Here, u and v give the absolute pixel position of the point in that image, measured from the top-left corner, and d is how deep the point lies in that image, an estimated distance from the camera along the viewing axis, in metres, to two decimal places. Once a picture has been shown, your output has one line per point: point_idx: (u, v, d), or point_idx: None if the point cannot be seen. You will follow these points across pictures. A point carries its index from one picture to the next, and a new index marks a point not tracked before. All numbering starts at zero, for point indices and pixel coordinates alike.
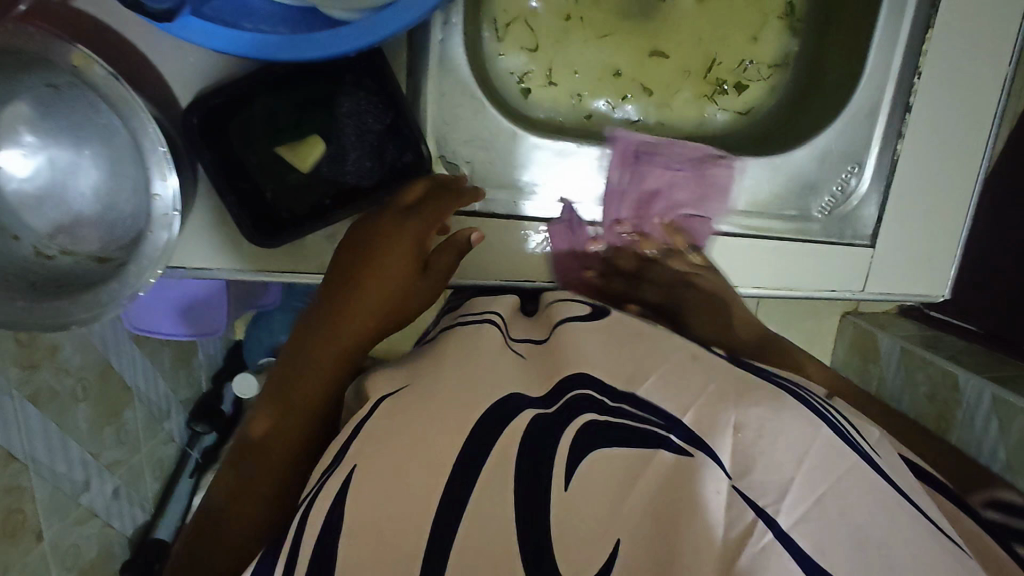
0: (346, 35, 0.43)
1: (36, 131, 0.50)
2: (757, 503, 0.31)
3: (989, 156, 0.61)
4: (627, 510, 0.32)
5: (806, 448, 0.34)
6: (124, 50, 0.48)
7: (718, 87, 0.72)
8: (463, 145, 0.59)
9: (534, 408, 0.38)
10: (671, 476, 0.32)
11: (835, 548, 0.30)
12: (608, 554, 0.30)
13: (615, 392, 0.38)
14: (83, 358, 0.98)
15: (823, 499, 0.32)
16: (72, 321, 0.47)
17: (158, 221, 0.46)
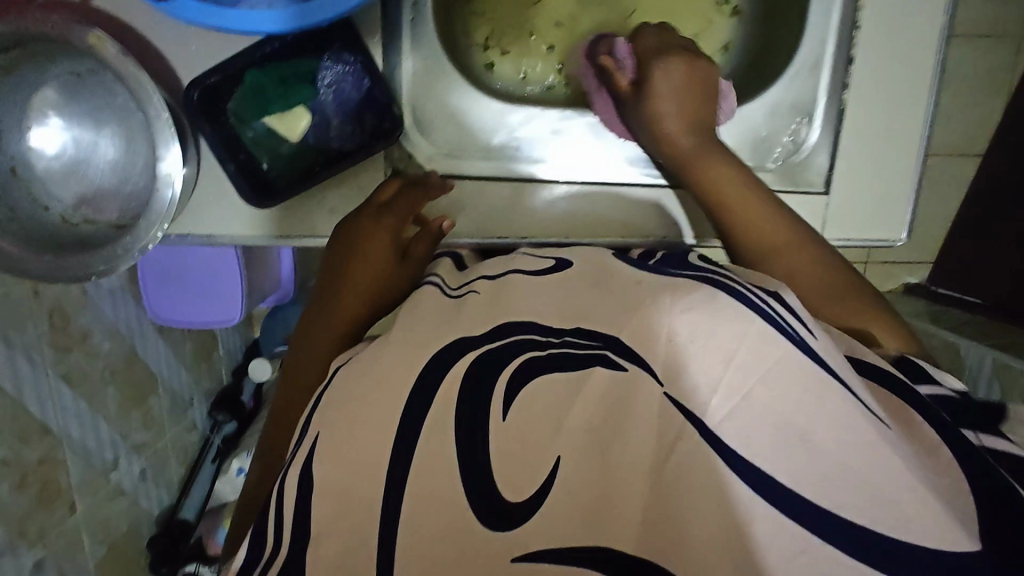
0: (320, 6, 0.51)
1: (62, 114, 0.58)
2: (685, 406, 0.36)
3: (934, 101, 0.64)
4: (568, 428, 0.39)
5: (738, 344, 0.37)
6: (138, 40, 0.56)
7: None
8: (441, 120, 0.64)
9: (483, 343, 0.43)
10: (609, 389, 0.39)
11: (762, 442, 0.35)
12: (548, 470, 0.38)
13: (552, 329, 0.43)
14: (111, 345, 1.06)
15: (750, 395, 0.36)
16: (94, 272, 0.54)
17: (163, 180, 0.52)
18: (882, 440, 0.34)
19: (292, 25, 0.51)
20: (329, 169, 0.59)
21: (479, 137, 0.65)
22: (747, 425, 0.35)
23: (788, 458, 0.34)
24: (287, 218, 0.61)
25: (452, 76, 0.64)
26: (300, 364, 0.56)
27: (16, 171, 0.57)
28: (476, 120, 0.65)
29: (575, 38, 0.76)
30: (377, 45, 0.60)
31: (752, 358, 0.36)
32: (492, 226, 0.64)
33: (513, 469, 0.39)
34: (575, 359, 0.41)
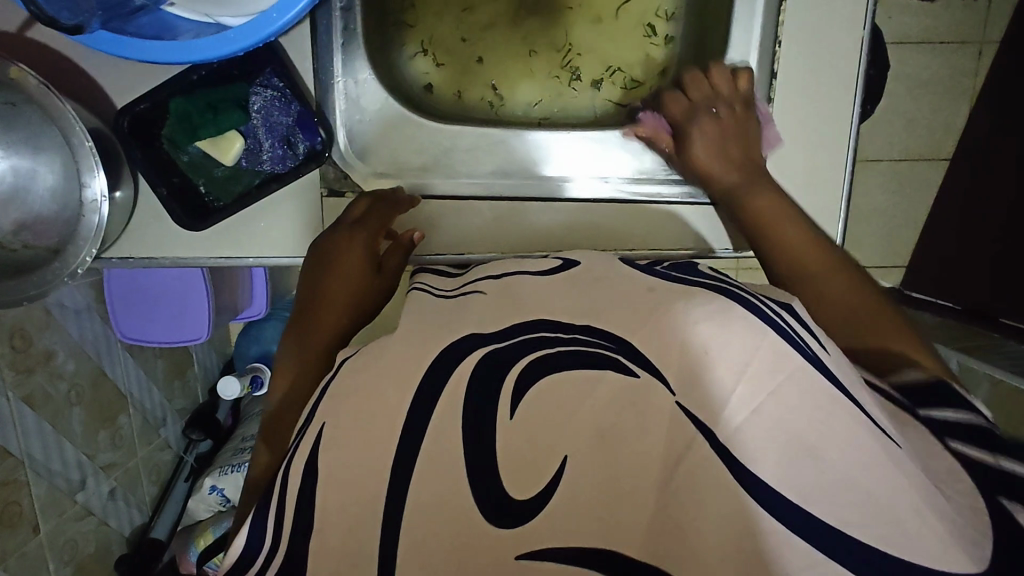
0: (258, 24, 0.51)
1: (0, 144, 0.60)
2: (699, 416, 0.37)
3: (858, 113, 0.65)
4: (573, 430, 0.38)
5: (749, 358, 0.37)
6: (71, 71, 0.58)
7: (572, 75, 0.79)
8: (408, 158, 0.67)
9: (489, 344, 0.42)
10: (623, 391, 0.38)
11: (765, 451, 0.35)
12: (557, 467, 0.37)
13: (562, 325, 0.43)
14: (77, 366, 1.07)
15: (761, 406, 0.36)
16: (26, 298, 0.55)
17: (89, 206, 0.53)
18: (884, 454, 0.35)
19: (226, 55, 0.52)
20: (262, 190, 0.60)
21: (454, 166, 0.67)
22: (760, 440, 0.35)
23: (796, 474, 0.34)
24: (224, 238, 0.62)
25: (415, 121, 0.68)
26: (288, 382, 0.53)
27: None
28: (451, 154, 0.68)
29: (507, 55, 0.78)
30: (308, 69, 0.62)
31: (764, 373, 0.37)
32: (488, 239, 0.66)
33: (518, 466, 0.37)
34: (580, 354, 0.40)
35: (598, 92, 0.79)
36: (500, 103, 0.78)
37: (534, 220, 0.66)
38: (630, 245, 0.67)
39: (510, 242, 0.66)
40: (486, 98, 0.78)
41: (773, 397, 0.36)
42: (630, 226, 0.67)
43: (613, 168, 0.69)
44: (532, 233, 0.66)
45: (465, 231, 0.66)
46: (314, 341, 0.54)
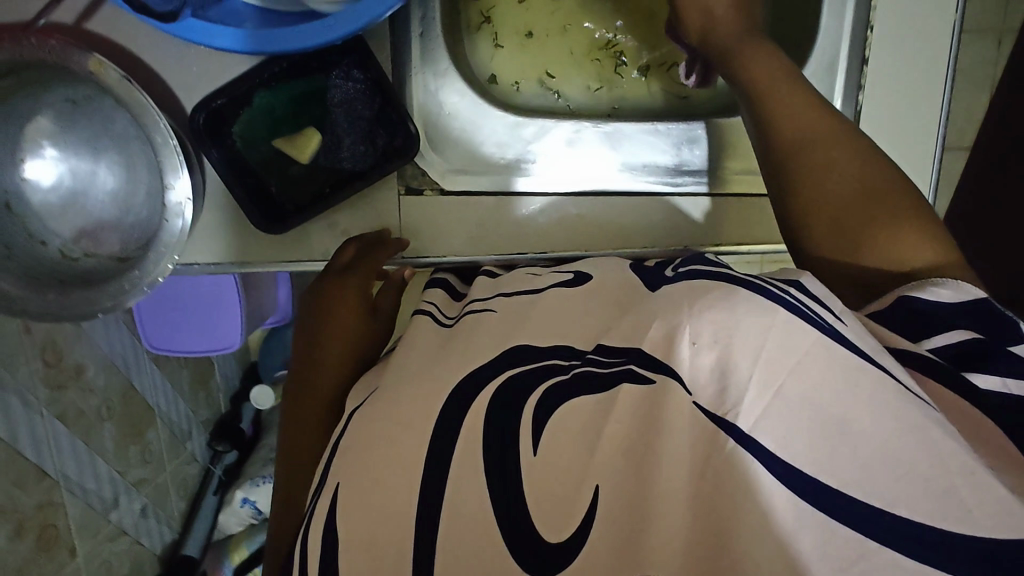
0: (329, 25, 0.46)
1: (58, 144, 0.55)
2: (718, 413, 0.32)
3: (949, 99, 0.63)
4: (599, 457, 0.35)
5: (762, 337, 0.33)
6: (136, 64, 0.54)
7: (618, 60, 0.74)
8: (464, 147, 0.63)
9: (553, 361, 0.40)
10: (639, 404, 0.35)
11: (795, 436, 0.31)
12: (590, 499, 0.34)
13: (575, 352, 0.41)
14: (107, 380, 1.02)
15: (784, 391, 0.32)
16: (99, 309, 0.52)
17: (172, 210, 0.50)
18: (928, 423, 0.31)
19: (299, 48, 0.47)
20: (341, 191, 0.57)
21: (507, 154, 0.64)
22: (785, 425, 0.32)
23: (830, 456, 0.31)
24: (297, 243, 0.59)
25: (462, 94, 0.64)
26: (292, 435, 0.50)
27: (11, 207, 0.54)
28: (493, 136, 0.64)
29: (558, 41, 0.74)
30: (386, 60, 0.58)
31: (776, 358, 0.33)
32: (556, 236, 0.62)
33: (546, 503, 0.35)
34: (605, 379, 0.37)
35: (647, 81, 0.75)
36: (557, 96, 0.73)
37: (518, 211, 0.62)
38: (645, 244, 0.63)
39: (582, 242, 0.63)
40: (543, 88, 0.73)
41: (791, 378, 0.32)
42: (640, 222, 0.63)
43: (623, 158, 0.66)
44: (604, 230, 0.63)
45: (536, 228, 0.62)
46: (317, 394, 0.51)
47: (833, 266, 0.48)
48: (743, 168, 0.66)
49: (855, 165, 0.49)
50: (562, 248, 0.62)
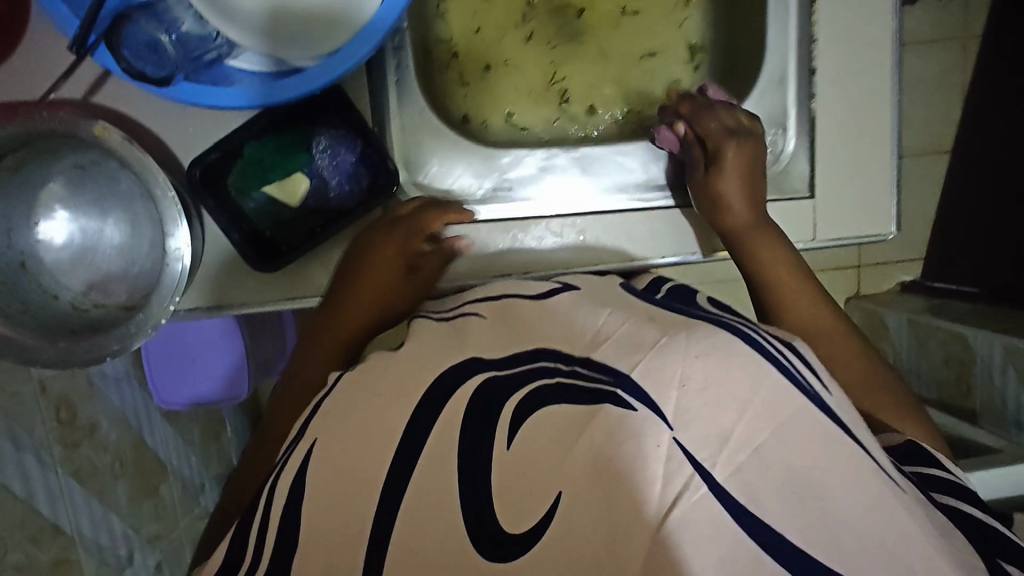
0: (311, 77, 0.51)
1: (68, 206, 0.60)
2: (696, 456, 0.34)
3: (897, 101, 0.68)
4: (565, 472, 0.34)
5: (756, 392, 0.36)
6: (136, 128, 0.59)
7: (563, 94, 0.79)
8: (457, 181, 0.67)
9: (541, 360, 0.40)
10: (614, 432, 0.34)
11: (771, 496, 0.33)
12: (546, 509, 0.34)
13: (570, 357, 0.40)
14: (119, 436, 1.04)
15: (763, 448, 0.35)
16: (107, 352, 0.55)
17: (171, 255, 0.54)
18: (888, 500, 0.36)
19: (297, 96, 0.51)
20: (331, 229, 0.61)
21: (501, 185, 0.68)
22: (764, 479, 0.34)
23: (795, 509, 0.33)
24: (291, 283, 0.62)
25: (440, 128, 0.67)
26: (305, 370, 0.58)
27: (26, 265, 0.58)
28: (487, 170, 0.68)
29: (500, 78, 0.78)
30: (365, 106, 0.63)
31: (768, 412, 0.36)
32: (554, 256, 0.66)
33: (513, 500, 0.35)
34: (580, 396, 0.36)
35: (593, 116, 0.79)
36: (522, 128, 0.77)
37: (515, 239, 0.65)
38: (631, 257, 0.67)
39: (577, 262, 0.66)
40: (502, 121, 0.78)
41: (778, 436, 0.35)
42: (623, 237, 0.67)
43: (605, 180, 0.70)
44: (591, 249, 0.66)
45: (534, 253, 0.65)
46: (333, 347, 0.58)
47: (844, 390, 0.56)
48: None
49: (812, 292, 0.61)
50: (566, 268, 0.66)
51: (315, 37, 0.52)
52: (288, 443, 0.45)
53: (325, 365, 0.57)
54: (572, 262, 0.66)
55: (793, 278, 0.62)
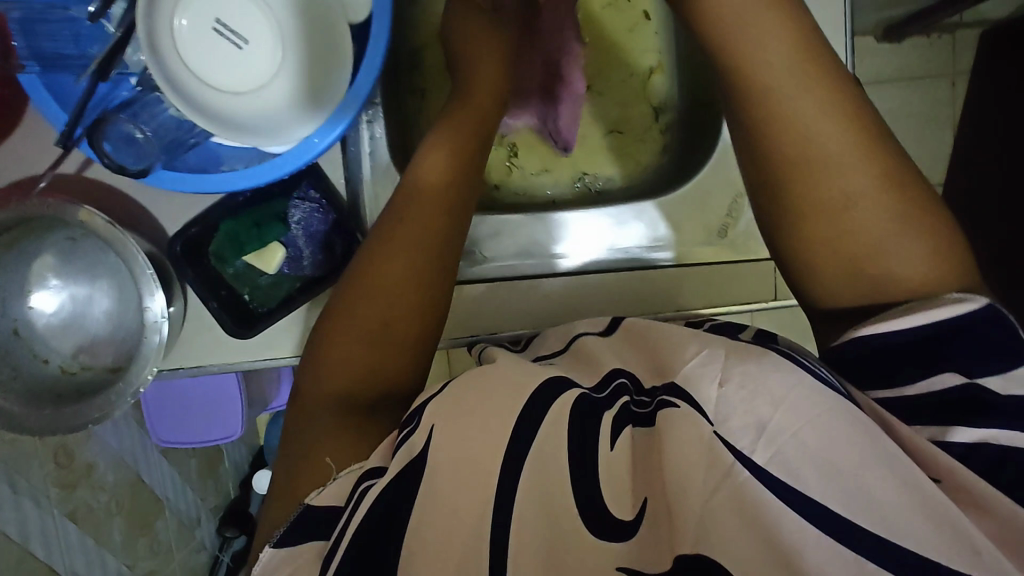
0: (280, 163, 0.54)
1: (60, 275, 0.63)
2: (735, 445, 0.40)
3: None
4: (649, 472, 0.42)
5: (786, 394, 0.41)
6: (125, 202, 0.63)
7: (511, 151, 0.81)
8: (504, 249, 0.73)
9: (626, 382, 0.48)
10: (672, 428, 0.41)
11: (807, 474, 0.38)
12: (641, 506, 0.42)
13: (643, 384, 0.48)
14: (116, 476, 1.07)
15: (799, 432, 0.39)
16: (87, 420, 0.58)
17: (150, 328, 0.57)
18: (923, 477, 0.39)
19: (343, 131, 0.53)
20: (306, 294, 0.64)
21: (543, 242, 0.73)
22: (799, 461, 0.39)
23: (833, 485, 0.38)
24: (268, 343, 0.66)
25: None
26: (379, 338, 0.55)
27: (17, 331, 0.62)
28: (528, 229, 0.73)
29: None
30: (340, 177, 0.67)
31: (802, 404, 0.40)
32: (606, 303, 0.72)
33: (619, 497, 0.42)
34: (647, 416, 0.45)
35: (554, 173, 0.82)
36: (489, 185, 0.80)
37: (564, 290, 0.71)
38: (682, 303, 0.72)
39: (632, 305, 0.72)
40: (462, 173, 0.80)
41: (812, 426, 0.39)
42: (673, 286, 0.73)
43: (630, 232, 0.73)
44: (645, 294, 0.72)
45: (581, 302, 0.72)
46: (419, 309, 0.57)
47: (844, 276, 0.51)
48: (692, 243, 0.73)
49: (830, 111, 0.52)
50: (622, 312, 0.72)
51: (328, 79, 0.52)
52: (387, 448, 0.47)
53: (417, 325, 0.57)
54: (615, 306, 0.72)
55: (812, 103, 0.52)
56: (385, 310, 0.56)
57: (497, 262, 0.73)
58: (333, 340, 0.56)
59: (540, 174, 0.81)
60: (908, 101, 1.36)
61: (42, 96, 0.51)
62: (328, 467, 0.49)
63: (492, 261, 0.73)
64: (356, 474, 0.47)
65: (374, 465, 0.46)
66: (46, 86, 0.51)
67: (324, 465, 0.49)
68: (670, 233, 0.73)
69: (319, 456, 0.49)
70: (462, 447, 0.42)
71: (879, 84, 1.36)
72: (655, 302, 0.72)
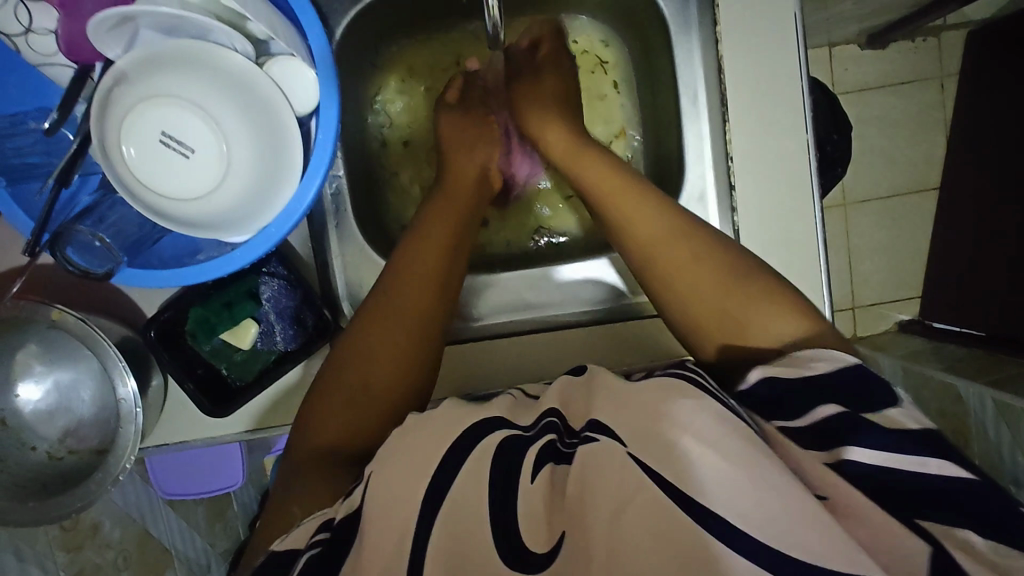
0: (239, 253, 0.53)
1: (44, 362, 0.65)
2: (646, 462, 0.40)
3: (819, 211, 0.69)
4: (560, 507, 0.42)
5: (698, 417, 0.41)
6: (98, 288, 0.65)
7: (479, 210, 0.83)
8: (486, 305, 0.75)
9: (557, 416, 0.48)
10: (582, 460, 0.42)
11: (720, 484, 0.38)
12: (553, 545, 0.41)
13: (571, 430, 0.47)
14: (123, 531, 1.07)
15: (715, 443, 0.40)
16: (71, 510, 0.60)
17: (127, 416, 0.59)
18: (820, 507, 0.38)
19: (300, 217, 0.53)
20: (279, 366, 0.65)
21: (520, 297, 0.75)
22: (709, 471, 0.39)
23: (756, 502, 0.37)
24: (251, 417, 0.67)
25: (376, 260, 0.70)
26: (361, 391, 0.54)
27: (5, 421, 0.65)
28: (507, 283, 0.75)
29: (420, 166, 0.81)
30: (308, 248, 0.70)
31: (712, 421, 0.41)
32: (594, 352, 0.71)
33: (529, 529, 0.42)
34: (570, 455, 0.44)
35: (526, 224, 0.83)
36: None
37: (550, 341, 0.71)
38: (664, 352, 0.72)
39: (619, 356, 0.71)
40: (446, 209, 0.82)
41: (717, 445, 0.40)
42: (652, 335, 0.72)
43: (600, 276, 0.75)
44: (629, 345, 0.72)
45: (566, 354, 0.71)
46: (413, 359, 0.57)
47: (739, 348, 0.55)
48: None
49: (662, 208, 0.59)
50: (608, 362, 0.71)
51: (279, 170, 0.53)
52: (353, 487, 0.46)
53: (402, 376, 0.56)
54: (602, 352, 0.71)
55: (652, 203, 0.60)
56: (371, 359, 0.56)
57: (484, 320, 0.74)
58: (326, 395, 0.55)
59: (514, 225, 0.83)
60: (898, 105, 1.37)
61: (6, 205, 0.53)
62: (293, 515, 0.48)
63: (477, 320, 0.74)
64: (317, 521, 0.46)
65: (338, 503, 0.46)
66: (13, 197, 0.53)
67: (286, 518, 0.48)
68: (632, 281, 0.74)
69: (287, 504, 0.49)
70: (426, 536, 0.41)
71: (864, 92, 1.36)
72: (645, 351, 0.72)
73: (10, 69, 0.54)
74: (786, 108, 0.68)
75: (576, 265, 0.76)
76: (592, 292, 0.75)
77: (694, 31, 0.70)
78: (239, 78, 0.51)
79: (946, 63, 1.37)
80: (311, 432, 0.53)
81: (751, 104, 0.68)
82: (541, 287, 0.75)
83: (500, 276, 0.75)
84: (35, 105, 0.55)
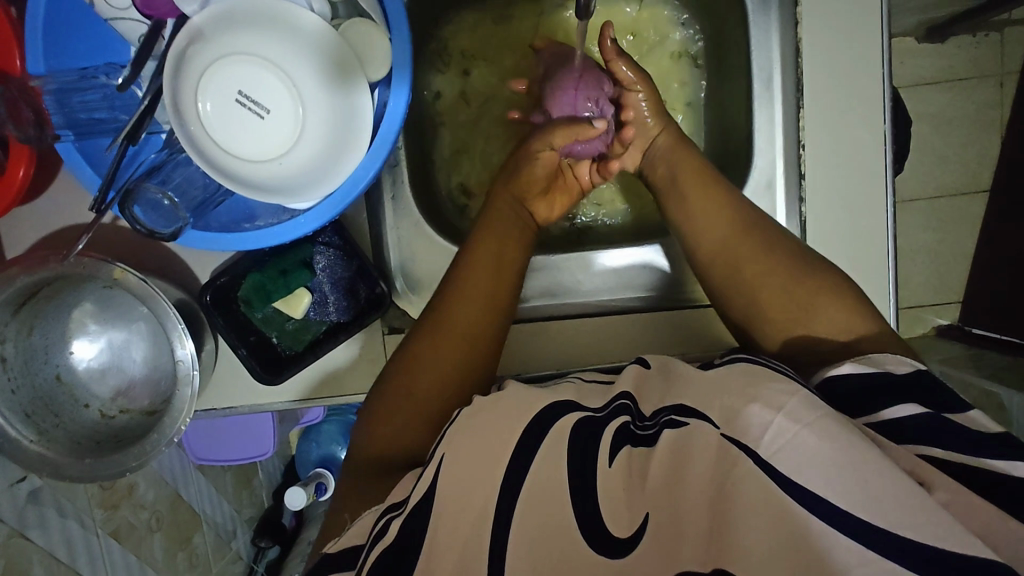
0: (304, 220, 0.55)
1: (98, 320, 0.65)
2: (741, 441, 0.39)
3: (892, 203, 0.66)
4: (646, 492, 0.41)
5: (784, 402, 0.40)
6: (153, 248, 0.64)
7: None
8: (535, 283, 0.74)
9: (628, 402, 0.47)
10: (679, 442, 0.42)
11: (809, 470, 0.37)
12: (636, 529, 0.40)
13: (644, 416, 0.46)
14: (156, 493, 1.03)
15: (806, 428, 0.38)
16: (127, 469, 0.60)
17: (183, 378, 0.59)
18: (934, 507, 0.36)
19: (366, 184, 0.55)
20: (331, 338, 0.65)
21: (569, 281, 0.74)
22: (801, 457, 0.37)
23: (844, 489, 0.36)
24: (303, 388, 0.66)
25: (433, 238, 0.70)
26: (438, 365, 0.54)
27: (60, 377, 0.64)
28: (560, 266, 0.74)
29: (472, 139, 0.79)
30: (364, 221, 0.68)
31: (803, 406, 0.39)
32: (647, 341, 0.70)
33: (619, 510, 0.41)
34: (649, 438, 0.44)
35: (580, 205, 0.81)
36: None
37: (602, 328, 0.70)
38: (722, 344, 0.70)
39: (676, 345, 0.70)
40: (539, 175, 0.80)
41: (810, 428, 0.38)
42: (711, 325, 0.70)
43: (648, 265, 0.74)
44: (685, 334, 0.70)
45: (619, 340, 0.69)
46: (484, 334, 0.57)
47: (811, 342, 0.53)
48: None
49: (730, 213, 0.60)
50: (663, 350, 0.70)
51: (350, 137, 0.52)
52: (411, 480, 0.45)
53: (472, 349, 0.56)
54: (654, 344, 0.70)
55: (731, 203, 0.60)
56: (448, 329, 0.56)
57: (534, 298, 0.73)
58: (407, 365, 0.55)
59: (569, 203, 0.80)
60: (954, 101, 1.31)
61: (77, 162, 0.53)
62: (344, 518, 0.48)
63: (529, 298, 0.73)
64: (372, 518, 0.45)
65: (392, 501, 0.44)
66: (82, 154, 0.53)
67: (344, 518, 0.48)
68: (684, 272, 0.73)
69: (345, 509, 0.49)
70: (507, 510, 0.41)
71: (917, 86, 1.31)
72: (699, 341, 0.70)
73: (82, 23, 0.54)
74: (863, 93, 0.65)
75: (628, 251, 0.74)
76: (644, 279, 0.74)
77: (774, 10, 0.67)
78: (312, 35, 0.49)
79: (1008, 60, 1.31)
80: (389, 398, 0.54)
81: (828, 90, 0.66)
82: (591, 273, 0.74)
83: (549, 259, 0.74)
84: (103, 61, 0.55)
